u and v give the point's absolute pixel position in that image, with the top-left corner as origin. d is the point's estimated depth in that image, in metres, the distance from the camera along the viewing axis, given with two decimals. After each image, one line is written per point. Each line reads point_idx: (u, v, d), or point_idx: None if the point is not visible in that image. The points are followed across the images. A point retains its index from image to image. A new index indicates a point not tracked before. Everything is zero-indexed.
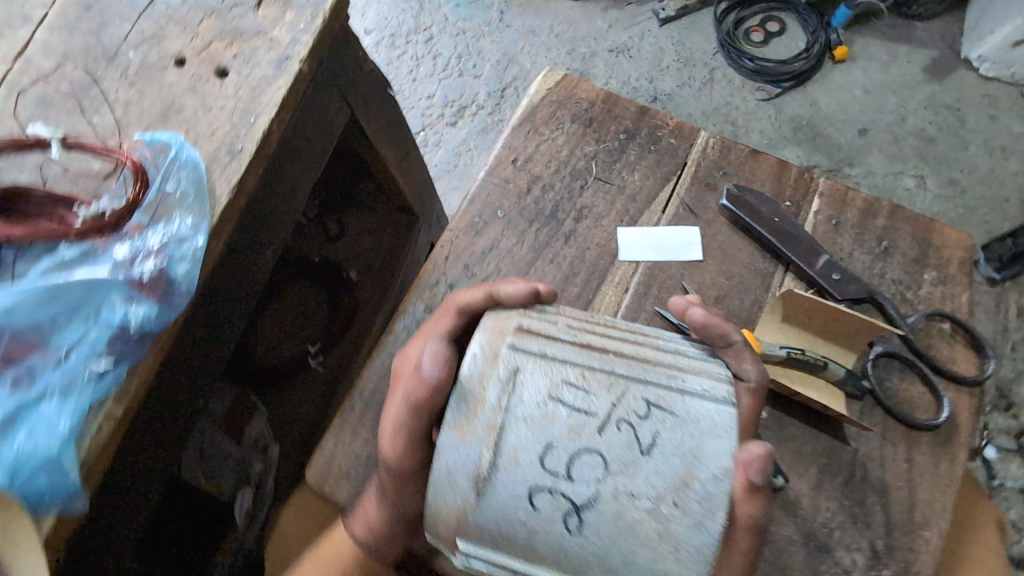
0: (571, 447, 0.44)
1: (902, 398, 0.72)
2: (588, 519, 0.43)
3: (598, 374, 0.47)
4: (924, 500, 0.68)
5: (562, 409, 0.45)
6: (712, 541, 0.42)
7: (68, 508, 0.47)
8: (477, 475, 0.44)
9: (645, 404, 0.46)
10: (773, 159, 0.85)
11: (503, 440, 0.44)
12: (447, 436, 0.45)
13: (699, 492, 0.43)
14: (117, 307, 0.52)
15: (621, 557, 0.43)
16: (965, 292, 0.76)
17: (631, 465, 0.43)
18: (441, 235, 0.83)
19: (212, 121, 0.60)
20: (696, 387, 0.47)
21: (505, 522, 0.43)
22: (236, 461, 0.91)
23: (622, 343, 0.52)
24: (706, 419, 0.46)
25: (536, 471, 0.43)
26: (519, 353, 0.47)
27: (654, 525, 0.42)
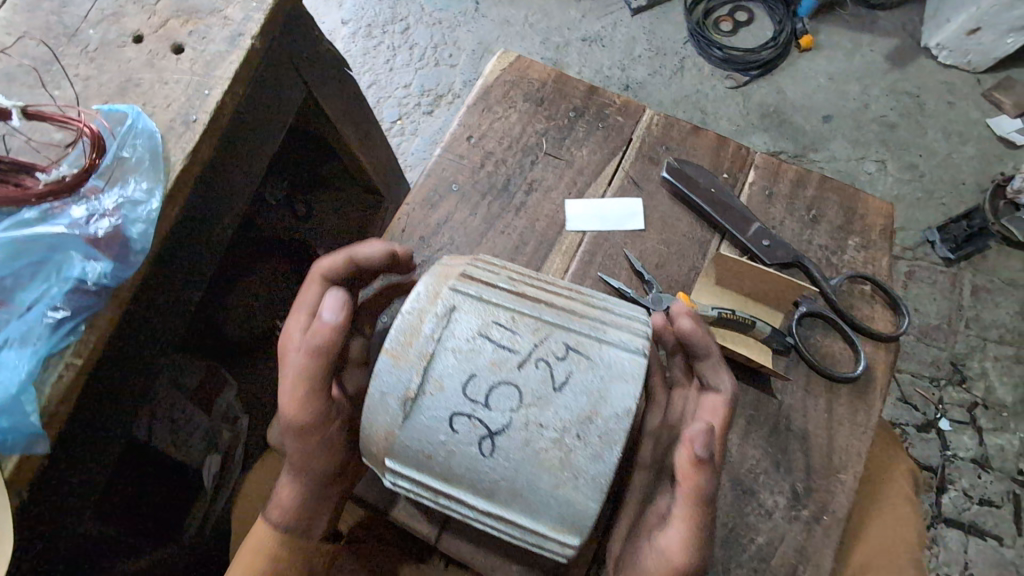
0: (491, 379, 0.50)
1: (824, 354, 0.78)
2: (500, 443, 0.49)
3: (526, 318, 0.52)
4: (842, 447, 0.74)
5: (488, 345, 0.50)
6: (607, 472, 0.48)
7: (30, 449, 0.52)
8: (406, 398, 0.50)
9: (565, 348, 0.51)
10: (713, 135, 0.90)
11: (433, 370, 0.50)
12: (384, 362, 0.51)
13: (601, 428, 0.48)
14: (76, 263, 0.55)
15: (525, 479, 0.49)
16: (884, 256, 0.82)
17: (543, 399, 0.49)
18: (399, 209, 0.87)
19: (168, 94, 0.64)
20: (615, 338, 0.52)
21: (427, 440, 0.50)
22: (205, 432, 0.93)
23: (559, 294, 0.56)
24: (619, 366, 0.50)
25: (459, 398, 0.50)
26: (457, 294, 0.53)
27: (557, 453, 0.48)
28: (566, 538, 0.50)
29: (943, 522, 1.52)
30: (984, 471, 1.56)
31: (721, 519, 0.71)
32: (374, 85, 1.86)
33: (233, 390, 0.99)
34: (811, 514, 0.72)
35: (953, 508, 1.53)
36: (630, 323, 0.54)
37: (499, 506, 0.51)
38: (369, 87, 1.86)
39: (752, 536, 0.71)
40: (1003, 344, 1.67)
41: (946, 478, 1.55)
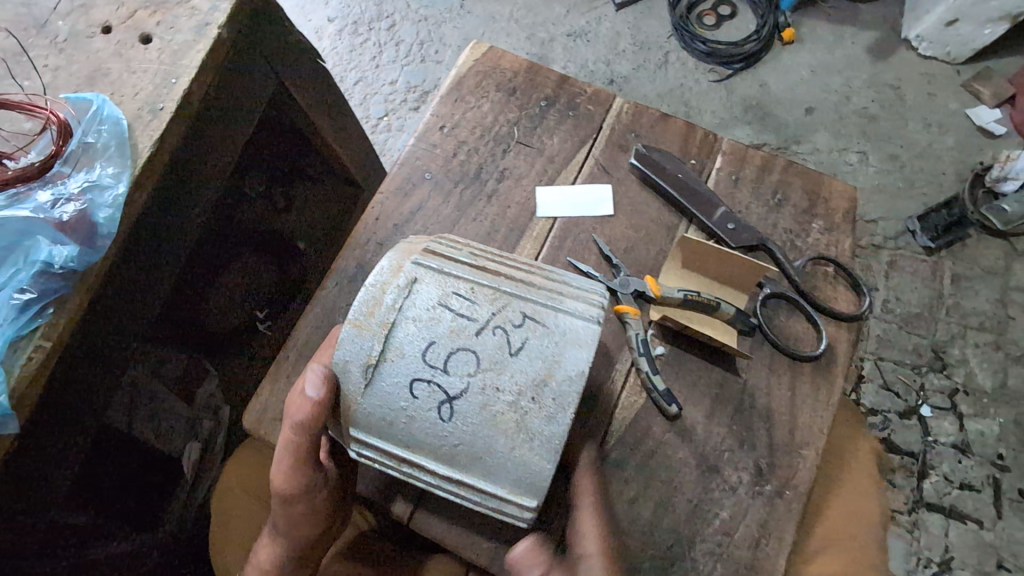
0: (451, 346, 0.53)
1: (787, 334, 0.80)
2: (459, 407, 0.52)
3: (485, 289, 0.55)
4: (804, 424, 0.76)
5: (448, 314, 0.54)
6: (560, 432, 0.51)
7: (2, 429, 0.54)
8: (368, 364, 0.53)
9: (522, 316, 0.54)
10: (681, 122, 0.92)
11: (395, 337, 0.53)
12: (348, 331, 0.54)
13: (555, 390, 0.51)
14: (43, 248, 0.57)
15: (483, 441, 0.52)
16: (847, 239, 0.84)
17: (499, 364, 0.52)
18: (373, 198, 0.87)
19: (136, 83, 0.65)
20: (571, 307, 0.55)
21: (389, 405, 0.53)
22: (186, 421, 0.95)
23: (518, 269, 0.60)
24: (573, 332, 0.54)
25: (419, 364, 0.53)
26: (420, 267, 0.56)
27: (513, 415, 0.52)
28: (523, 498, 0.53)
29: (924, 507, 1.54)
30: (965, 456, 1.58)
31: (686, 495, 0.73)
32: (360, 82, 1.87)
33: (215, 379, 1.01)
34: (774, 489, 0.73)
35: (934, 493, 1.55)
36: (586, 296, 0.58)
37: (459, 469, 0.54)
38: (355, 84, 1.86)
39: (716, 511, 0.73)
40: (983, 331, 1.69)
41: (927, 463, 1.57)
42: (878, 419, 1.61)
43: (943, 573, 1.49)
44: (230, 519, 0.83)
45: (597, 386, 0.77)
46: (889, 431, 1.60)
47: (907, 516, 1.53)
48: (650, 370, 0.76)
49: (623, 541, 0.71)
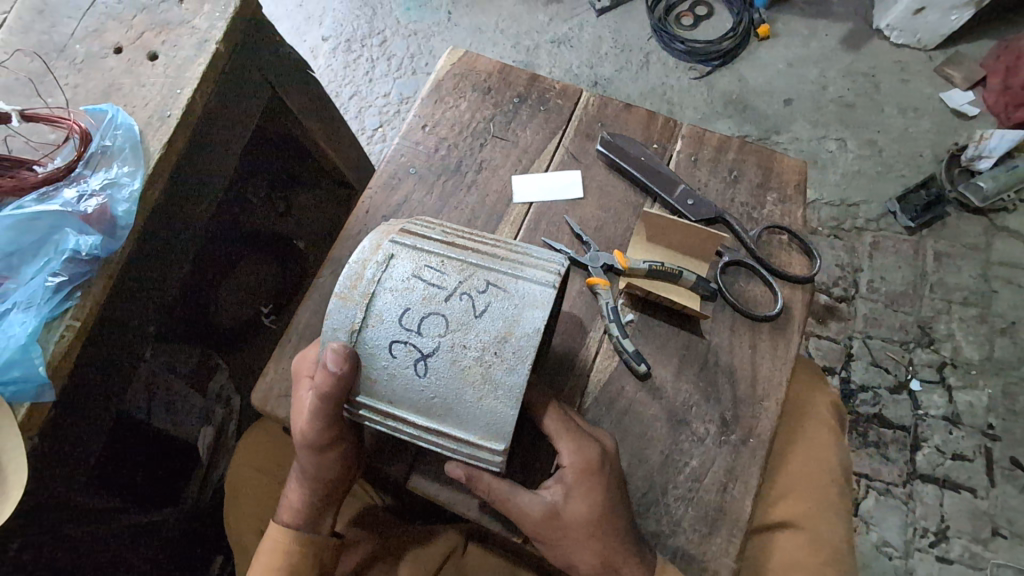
0: (423, 311, 0.60)
1: (746, 297, 0.87)
2: (432, 364, 0.60)
3: (453, 262, 0.63)
4: (765, 377, 0.82)
5: (420, 283, 0.61)
6: (520, 382, 0.58)
7: (39, 399, 0.61)
8: (353, 330, 0.61)
9: (486, 283, 0.61)
10: (643, 111, 1.00)
11: (374, 306, 0.61)
12: (334, 303, 0.62)
13: (515, 346, 0.59)
14: (70, 238, 0.65)
15: (454, 393, 0.60)
16: (798, 209, 0.92)
17: (466, 325, 0.60)
18: (363, 193, 0.94)
19: (146, 95, 0.73)
20: (530, 274, 0.63)
21: (372, 365, 0.61)
22: (201, 410, 1.02)
23: (485, 244, 0.67)
24: (531, 296, 0.61)
25: (397, 328, 0.60)
26: (396, 244, 0.63)
27: (479, 369, 0.59)
28: (492, 444, 0.60)
29: (919, 479, 1.56)
30: (955, 427, 1.61)
31: (658, 447, 0.79)
32: (356, 96, 1.96)
33: (224, 372, 1.09)
34: (739, 438, 0.80)
35: (927, 464, 1.58)
36: (546, 264, 0.65)
37: (435, 421, 0.61)
38: (351, 98, 1.96)
39: (686, 460, 0.79)
40: (967, 306, 1.73)
41: (919, 435, 1.60)
42: (869, 395, 1.64)
43: (940, 542, 1.51)
44: (241, 492, 0.89)
45: (574, 352, 0.83)
46: (880, 406, 1.62)
47: (902, 488, 1.56)
48: (620, 334, 0.82)
49: None
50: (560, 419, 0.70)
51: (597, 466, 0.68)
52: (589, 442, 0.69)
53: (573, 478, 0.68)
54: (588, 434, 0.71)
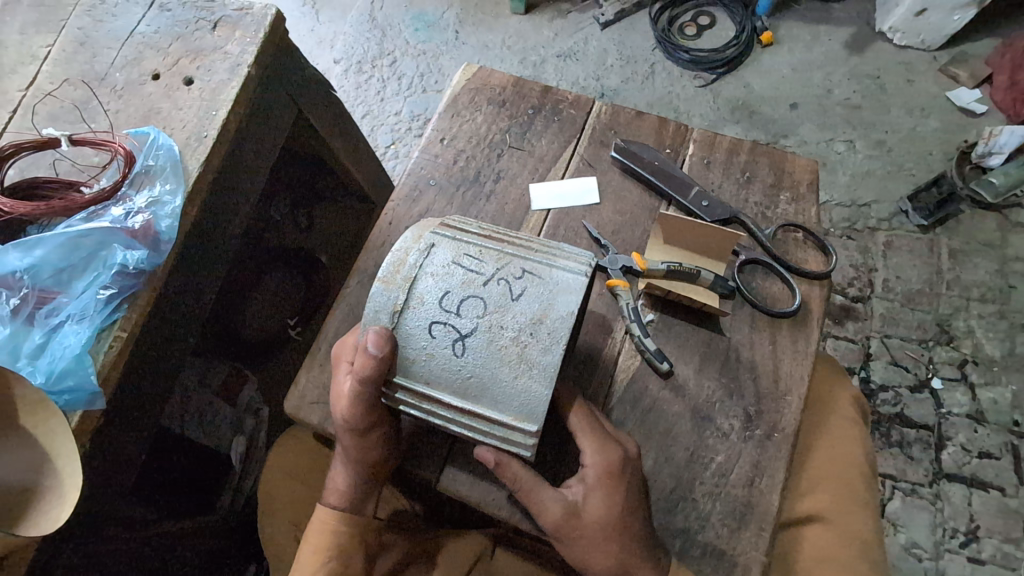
0: (463, 294, 0.64)
1: (764, 295, 0.89)
2: (469, 344, 0.62)
3: (491, 250, 0.66)
4: (787, 372, 0.84)
5: (460, 269, 0.65)
6: (555, 361, 0.61)
7: (91, 406, 0.64)
8: (394, 311, 0.64)
9: (523, 270, 0.65)
10: (654, 118, 1.03)
11: (416, 288, 0.64)
12: (377, 286, 0.65)
13: (550, 327, 0.62)
14: (118, 252, 0.68)
15: (491, 373, 0.62)
16: (812, 208, 0.94)
17: (503, 307, 0.63)
18: (385, 206, 0.97)
19: (184, 117, 0.77)
20: (564, 264, 0.66)
21: (411, 345, 0.63)
22: (232, 419, 1.07)
23: (520, 240, 0.71)
24: (566, 283, 0.64)
25: (437, 309, 0.63)
26: (436, 234, 0.67)
27: (515, 349, 0.62)
28: (525, 425, 0.62)
29: (945, 478, 1.55)
30: (980, 425, 1.59)
31: (684, 444, 0.80)
32: (368, 115, 2.02)
33: (254, 385, 1.12)
34: (763, 432, 0.81)
35: (953, 463, 1.56)
36: (578, 258, 0.69)
37: (471, 402, 0.63)
38: (364, 118, 2.01)
39: (712, 456, 0.80)
40: (986, 302, 1.72)
41: (944, 434, 1.59)
42: (889, 395, 1.63)
43: (971, 542, 1.49)
44: (274, 495, 0.92)
45: (596, 353, 0.85)
46: (902, 406, 1.62)
47: (929, 488, 1.54)
48: (641, 333, 0.83)
49: None
50: (584, 418, 0.72)
51: (620, 469, 0.69)
52: (613, 444, 0.71)
53: (595, 478, 0.69)
54: (611, 436, 0.72)
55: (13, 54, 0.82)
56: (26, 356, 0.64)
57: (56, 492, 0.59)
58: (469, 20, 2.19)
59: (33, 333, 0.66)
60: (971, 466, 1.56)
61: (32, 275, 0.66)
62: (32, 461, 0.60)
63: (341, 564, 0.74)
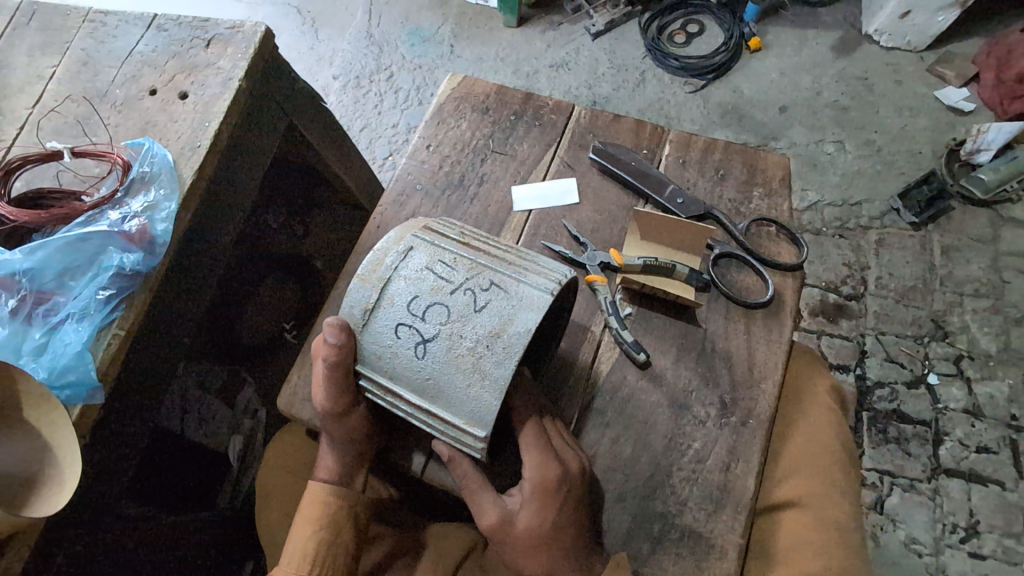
0: (430, 300, 0.67)
1: (739, 287, 0.92)
2: (430, 348, 0.66)
3: (465, 260, 0.69)
4: (761, 362, 0.86)
5: (432, 275, 0.68)
6: (506, 375, 0.63)
7: (90, 400, 0.68)
8: (366, 309, 0.69)
9: (490, 283, 0.67)
10: (632, 120, 1.07)
11: (388, 289, 0.68)
12: (355, 283, 0.70)
13: (506, 342, 0.64)
14: (115, 255, 0.72)
15: (447, 378, 0.66)
16: (784, 203, 0.98)
17: (465, 318, 0.66)
18: (374, 211, 1.01)
19: (179, 129, 0.82)
20: (532, 279, 0.68)
21: (379, 343, 0.68)
22: (229, 421, 1.09)
23: (498, 250, 0.73)
24: (529, 300, 0.66)
25: (404, 312, 0.68)
26: (416, 238, 0.71)
27: (470, 358, 0.65)
28: (474, 430, 0.65)
29: (943, 474, 1.54)
30: (977, 419, 1.59)
31: (661, 432, 0.83)
32: (366, 128, 2.07)
33: (252, 387, 1.16)
34: (739, 419, 0.83)
35: (951, 458, 1.56)
36: (550, 273, 0.70)
37: (428, 401, 0.68)
38: (362, 131, 2.07)
39: (689, 443, 0.82)
40: (979, 298, 1.73)
41: (940, 430, 1.59)
42: (885, 392, 1.63)
43: (972, 537, 1.48)
44: (270, 490, 0.96)
45: (576, 345, 0.88)
46: (898, 402, 1.62)
47: (927, 483, 1.54)
48: (619, 325, 0.86)
49: (608, 474, 0.80)
50: (533, 432, 0.73)
51: (555, 486, 0.71)
52: (554, 461, 0.72)
53: (530, 491, 0.72)
54: (554, 454, 0.73)
55: (21, 75, 0.88)
56: (28, 353, 0.69)
57: (56, 481, 0.62)
58: (463, 35, 2.25)
59: (33, 332, 0.70)
60: (969, 461, 1.56)
61: (32, 277, 0.71)
62: (35, 451, 0.64)
63: (333, 532, 0.77)
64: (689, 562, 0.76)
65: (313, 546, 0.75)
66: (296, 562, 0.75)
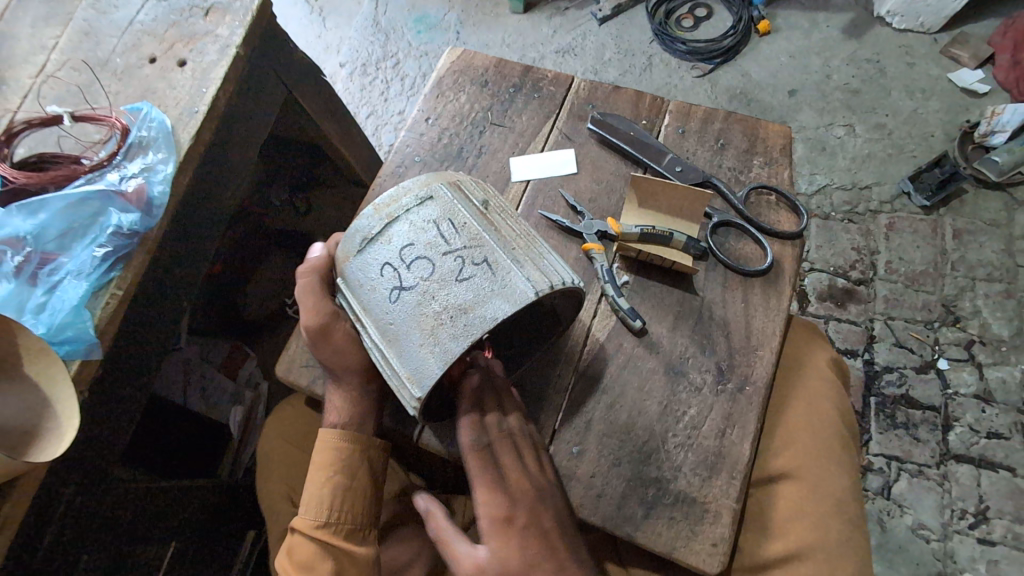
0: (422, 252, 0.67)
1: (738, 255, 0.92)
2: (403, 296, 0.66)
3: (474, 227, 0.68)
4: (758, 329, 0.86)
5: (434, 230, 0.68)
6: (455, 352, 0.62)
7: (88, 357, 0.69)
8: (366, 238, 0.70)
9: (485, 260, 0.66)
10: (631, 91, 1.06)
11: (391, 227, 0.69)
12: (369, 210, 0.72)
13: (469, 320, 0.63)
14: (114, 215, 0.74)
15: (405, 330, 0.66)
16: (784, 172, 0.98)
17: (445, 283, 0.65)
18: (373, 181, 1.00)
19: (177, 95, 0.84)
20: (526, 272, 0.65)
21: (364, 272, 0.70)
22: (232, 392, 1.16)
23: (514, 231, 0.71)
24: (512, 291, 0.64)
25: (396, 254, 0.68)
26: (438, 189, 0.70)
27: (432, 321, 0.64)
28: (410, 388, 0.65)
29: (953, 459, 1.52)
30: (988, 405, 1.56)
31: (656, 398, 0.82)
32: (373, 115, 2.07)
33: (253, 361, 1.23)
34: (735, 385, 0.83)
35: (961, 444, 1.53)
36: (551, 274, 0.67)
37: (385, 345, 0.68)
38: (368, 118, 2.07)
39: (685, 409, 0.81)
40: (992, 282, 1.70)
41: (950, 415, 1.56)
42: (894, 376, 1.60)
43: (981, 523, 1.45)
44: (272, 459, 0.97)
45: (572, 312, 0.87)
46: (907, 387, 1.59)
47: (936, 469, 1.51)
48: (615, 293, 0.86)
49: (603, 439, 0.80)
50: (479, 467, 0.72)
51: (508, 518, 0.70)
52: (503, 492, 0.71)
53: (487, 529, 0.71)
54: (503, 481, 0.72)
55: (24, 46, 0.89)
56: (30, 312, 0.70)
57: (54, 431, 0.63)
58: (468, 21, 2.24)
59: (35, 291, 0.71)
60: (979, 447, 1.52)
61: (35, 237, 0.72)
62: (36, 405, 0.65)
63: (348, 477, 0.78)
64: (683, 526, 0.76)
65: (329, 493, 0.76)
66: (313, 509, 0.76)
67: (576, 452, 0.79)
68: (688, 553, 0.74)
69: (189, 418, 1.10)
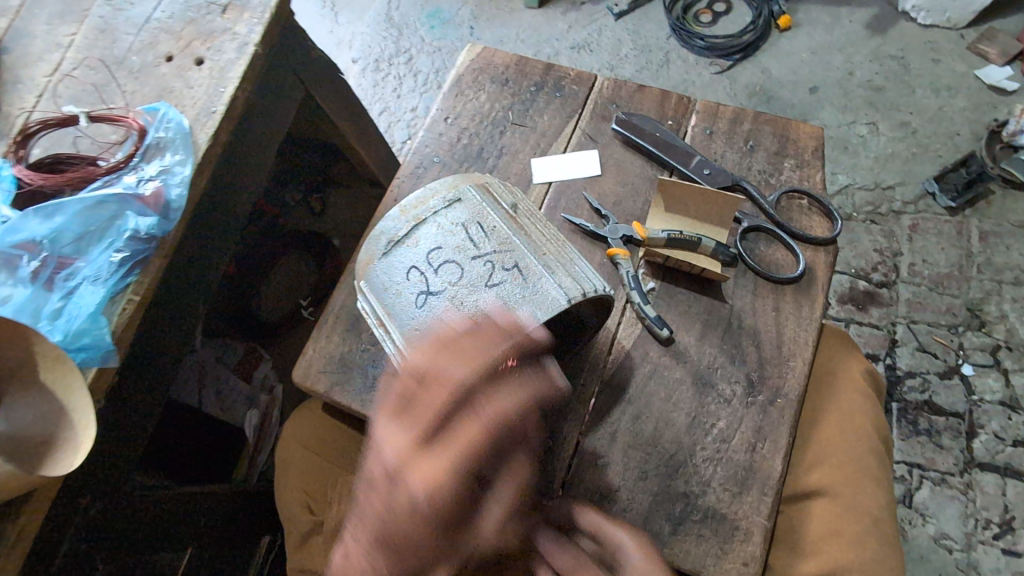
0: (451, 257, 0.65)
1: (768, 262, 0.89)
2: (430, 301, 0.64)
3: (504, 232, 0.67)
4: (790, 339, 0.83)
5: (463, 234, 0.66)
6: None
7: (105, 364, 0.68)
8: (392, 241, 0.68)
9: (515, 265, 0.65)
10: (656, 91, 1.03)
11: (418, 230, 0.67)
12: (394, 211, 0.70)
13: None
14: (131, 219, 0.73)
15: None
16: (816, 176, 0.94)
17: (475, 288, 0.64)
18: (391, 182, 0.97)
19: (195, 95, 0.82)
20: (557, 277, 0.64)
21: (388, 275, 0.67)
22: (247, 396, 1.17)
23: (543, 235, 0.69)
24: (544, 296, 0.63)
25: (423, 257, 0.66)
26: (467, 191, 0.69)
27: None
28: None
29: (977, 467, 1.48)
30: (1015, 413, 1.52)
31: (684, 410, 0.79)
32: (386, 112, 2.05)
33: (267, 363, 1.23)
34: (766, 398, 0.80)
35: (986, 452, 1.49)
36: (581, 279, 0.65)
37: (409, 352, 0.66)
38: (381, 114, 2.04)
39: (713, 422, 0.79)
40: (1019, 286, 1.65)
41: (975, 422, 1.52)
42: (917, 382, 1.56)
43: (1006, 534, 1.42)
44: (289, 465, 0.96)
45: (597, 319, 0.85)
46: (930, 393, 1.55)
47: (960, 477, 1.47)
48: (641, 300, 0.83)
49: (628, 452, 0.77)
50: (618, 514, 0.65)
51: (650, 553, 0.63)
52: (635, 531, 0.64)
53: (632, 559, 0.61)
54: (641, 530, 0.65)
55: (38, 43, 0.87)
56: (45, 318, 0.68)
57: (67, 440, 0.62)
58: (482, 16, 2.21)
59: (52, 297, 0.70)
60: (1005, 455, 1.48)
61: (52, 241, 0.70)
62: (53, 415, 0.63)
63: None
64: (712, 543, 0.73)
65: None
66: None
67: (601, 465, 0.77)
68: (717, 571, 0.72)
69: (205, 420, 1.10)
